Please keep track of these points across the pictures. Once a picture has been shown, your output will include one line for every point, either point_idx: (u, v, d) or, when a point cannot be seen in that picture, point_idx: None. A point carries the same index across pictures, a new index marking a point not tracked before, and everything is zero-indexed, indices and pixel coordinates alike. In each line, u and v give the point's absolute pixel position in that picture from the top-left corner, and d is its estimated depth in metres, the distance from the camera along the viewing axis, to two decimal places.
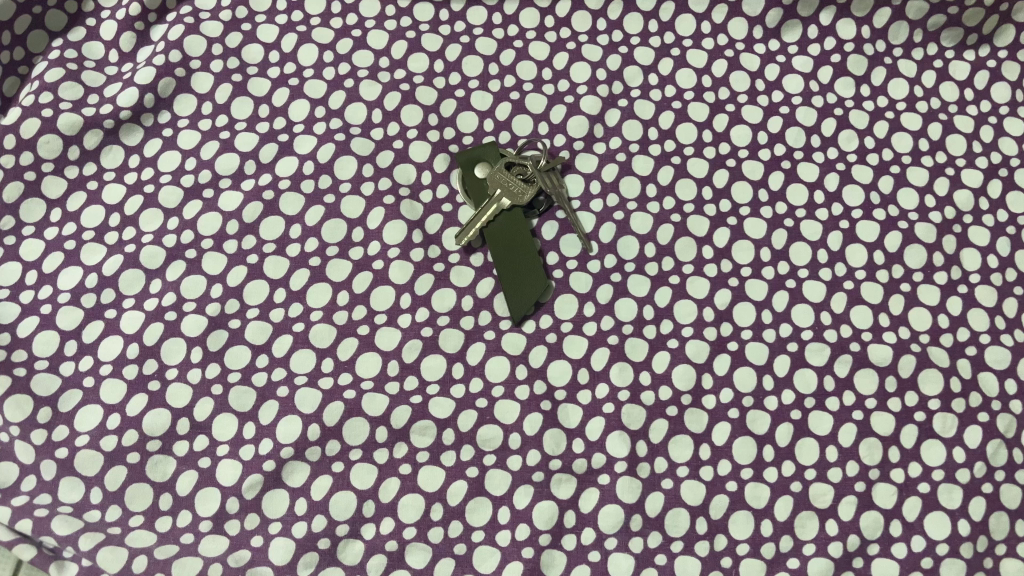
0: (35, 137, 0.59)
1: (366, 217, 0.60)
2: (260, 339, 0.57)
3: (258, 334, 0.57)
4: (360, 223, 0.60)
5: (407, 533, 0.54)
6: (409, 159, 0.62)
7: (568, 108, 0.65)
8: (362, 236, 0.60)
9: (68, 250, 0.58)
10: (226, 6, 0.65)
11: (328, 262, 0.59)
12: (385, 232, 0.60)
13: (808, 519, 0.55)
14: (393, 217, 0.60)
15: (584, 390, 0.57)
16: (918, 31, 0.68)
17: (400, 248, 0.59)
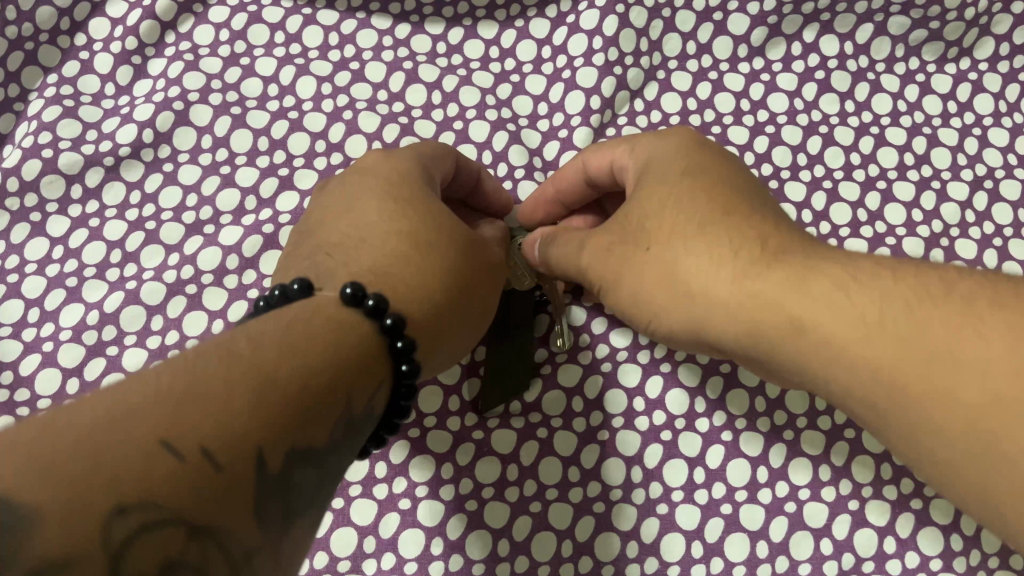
0: (37, 178, 0.65)
1: None
2: None
3: None
4: None
5: (408, 568, 0.55)
6: None
7: (562, 143, 0.69)
8: None
9: (69, 286, 0.63)
10: (225, 41, 0.70)
11: None
12: None
13: (803, 538, 0.58)
14: None
15: (579, 418, 0.58)
16: (901, 46, 0.72)
17: None
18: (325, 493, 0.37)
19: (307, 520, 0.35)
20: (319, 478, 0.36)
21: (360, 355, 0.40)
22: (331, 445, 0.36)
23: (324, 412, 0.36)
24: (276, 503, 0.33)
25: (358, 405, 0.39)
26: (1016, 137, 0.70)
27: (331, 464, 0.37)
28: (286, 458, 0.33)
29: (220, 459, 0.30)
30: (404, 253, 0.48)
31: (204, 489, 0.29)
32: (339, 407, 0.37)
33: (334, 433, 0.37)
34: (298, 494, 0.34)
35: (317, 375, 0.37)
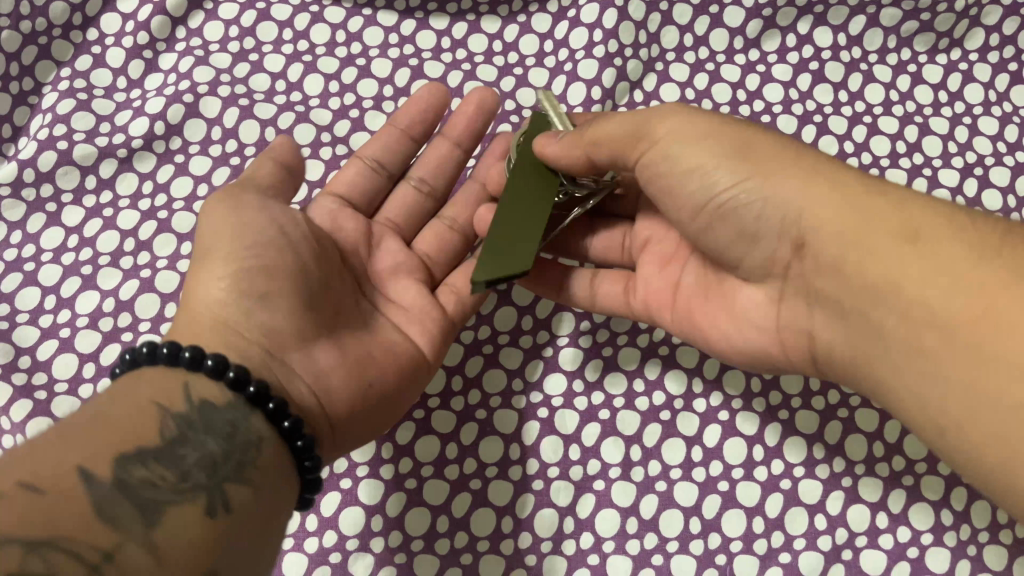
0: (53, 169, 0.67)
1: None
2: None
3: None
4: None
5: (414, 545, 0.58)
6: None
7: None
8: None
9: (84, 274, 0.65)
10: (235, 38, 0.73)
11: None
12: None
13: (798, 514, 0.59)
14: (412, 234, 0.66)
15: (580, 397, 0.61)
16: (892, 38, 0.74)
17: None
18: (201, 477, 0.42)
19: (188, 502, 0.40)
20: (181, 469, 0.41)
21: (182, 382, 0.45)
22: (177, 442, 0.42)
23: (148, 422, 0.42)
24: (123, 500, 0.38)
25: (193, 407, 0.44)
26: (1005, 126, 0.72)
27: (190, 455, 0.42)
28: (115, 466, 0.40)
29: (40, 488, 0.37)
30: (237, 300, 0.50)
31: (31, 509, 0.36)
32: (166, 411, 0.43)
33: (173, 431, 0.43)
34: (158, 488, 0.40)
35: (119, 410, 0.43)
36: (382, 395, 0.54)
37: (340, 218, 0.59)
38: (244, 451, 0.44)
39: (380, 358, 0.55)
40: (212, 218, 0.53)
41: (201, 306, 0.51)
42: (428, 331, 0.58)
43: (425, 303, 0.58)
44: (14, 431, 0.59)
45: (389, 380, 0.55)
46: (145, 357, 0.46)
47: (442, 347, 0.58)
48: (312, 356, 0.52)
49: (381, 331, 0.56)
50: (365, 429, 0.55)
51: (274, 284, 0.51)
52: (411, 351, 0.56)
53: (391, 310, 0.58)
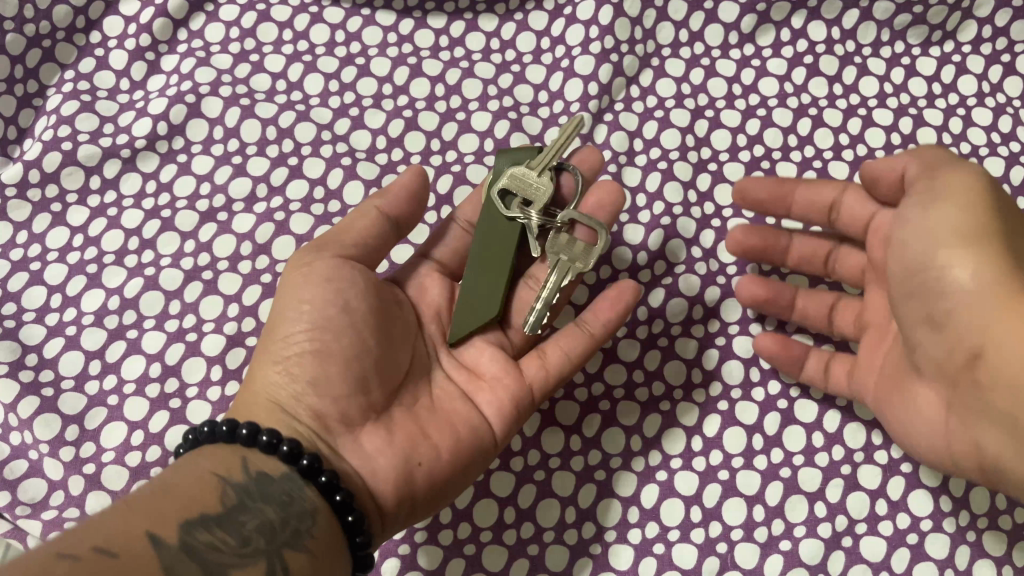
0: (57, 170, 0.68)
1: None
2: None
3: None
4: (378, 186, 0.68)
5: (418, 537, 0.58)
6: None
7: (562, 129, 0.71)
8: None
9: (90, 273, 0.65)
10: (235, 39, 0.74)
11: None
12: None
13: (798, 502, 0.60)
14: None
15: (580, 388, 0.63)
16: (886, 31, 0.75)
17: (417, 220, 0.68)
18: (261, 542, 0.42)
19: (249, 566, 0.41)
20: (241, 535, 0.42)
21: (238, 456, 0.46)
22: (236, 508, 0.43)
23: (208, 490, 0.43)
24: (192, 562, 0.40)
25: (249, 478, 0.45)
26: (998, 116, 0.73)
27: (250, 522, 0.43)
28: (182, 530, 0.41)
29: (114, 550, 0.38)
30: (288, 381, 0.50)
31: (104, 567, 0.37)
32: (225, 481, 0.44)
33: (233, 498, 0.43)
34: (219, 552, 0.41)
35: (184, 481, 0.43)
36: (438, 477, 0.52)
37: (427, 284, 0.59)
38: (300, 519, 0.44)
39: (436, 438, 0.52)
40: (288, 282, 0.53)
41: (260, 384, 0.51)
42: (498, 403, 0.55)
43: (502, 372, 0.55)
44: (21, 428, 0.60)
45: (445, 460, 0.52)
46: (206, 435, 0.47)
47: (511, 423, 0.55)
48: (361, 439, 0.50)
49: (447, 407, 0.54)
50: (416, 511, 0.52)
51: (326, 366, 0.50)
52: (478, 425, 0.54)
53: (469, 380, 0.56)
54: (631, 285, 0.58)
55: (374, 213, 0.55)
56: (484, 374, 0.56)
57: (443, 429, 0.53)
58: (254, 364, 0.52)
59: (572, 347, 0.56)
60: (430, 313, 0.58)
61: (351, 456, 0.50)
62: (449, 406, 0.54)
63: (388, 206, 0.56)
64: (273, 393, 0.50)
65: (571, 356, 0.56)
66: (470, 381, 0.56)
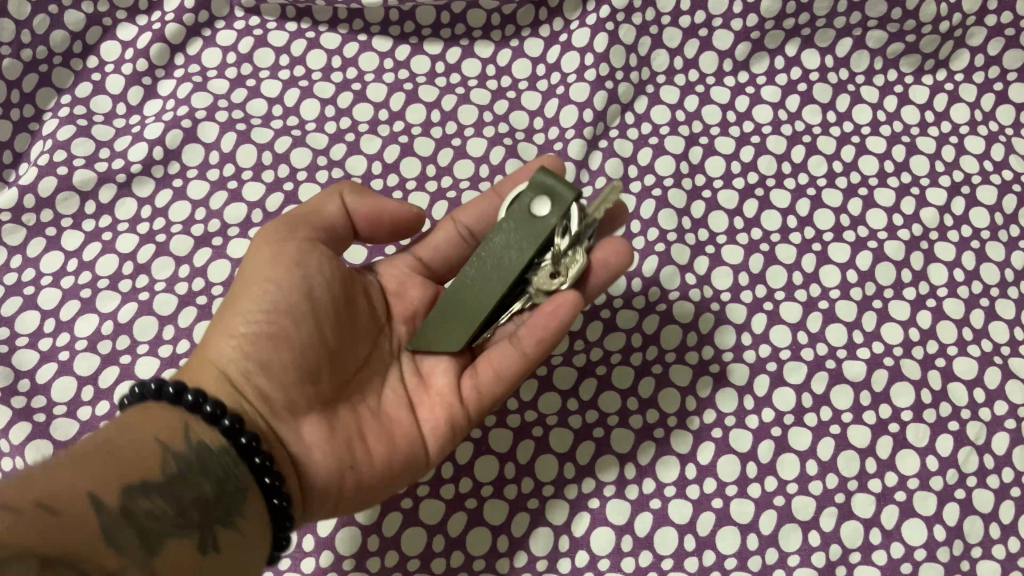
0: (53, 195, 0.68)
1: None
2: None
3: None
4: None
5: (410, 565, 0.58)
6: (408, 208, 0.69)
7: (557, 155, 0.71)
8: None
9: (84, 297, 0.65)
10: (232, 64, 0.74)
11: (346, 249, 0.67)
12: None
13: (791, 531, 0.59)
14: None
15: (574, 416, 0.62)
16: (879, 59, 0.76)
17: None
18: (197, 516, 0.41)
19: (186, 538, 0.40)
20: (180, 505, 0.40)
21: (179, 422, 0.45)
22: (176, 477, 0.41)
23: (150, 459, 0.41)
24: (132, 528, 0.37)
25: (190, 447, 0.43)
26: (991, 144, 0.74)
27: (191, 494, 0.41)
28: (123, 494, 0.38)
29: (54, 505, 0.35)
30: (239, 355, 0.49)
31: (51, 523, 0.34)
32: (166, 449, 0.42)
33: (173, 467, 0.42)
34: (157, 522, 0.39)
35: (122, 444, 0.41)
36: (365, 483, 0.51)
37: (407, 287, 0.60)
38: (234, 496, 0.43)
39: (372, 445, 0.52)
40: (259, 249, 0.53)
41: (213, 345, 0.50)
42: (438, 425, 0.53)
43: (446, 392, 0.54)
44: (13, 453, 0.59)
45: (375, 468, 0.51)
46: (153, 393, 0.46)
47: (450, 445, 0.54)
48: (298, 431, 0.50)
49: (391, 414, 0.54)
50: (336, 510, 0.52)
51: (280, 353, 0.49)
52: (416, 438, 0.53)
53: (419, 390, 0.55)
54: (571, 295, 0.51)
55: (337, 203, 0.56)
56: (432, 388, 0.55)
57: (382, 438, 0.52)
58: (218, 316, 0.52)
59: (503, 365, 0.53)
60: (402, 315, 0.59)
61: (288, 440, 0.49)
62: (394, 414, 0.54)
63: (352, 201, 0.56)
64: (223, 359, 0.49)
65: (502, 374, 0.53)
66: (421, 392, 0.55)
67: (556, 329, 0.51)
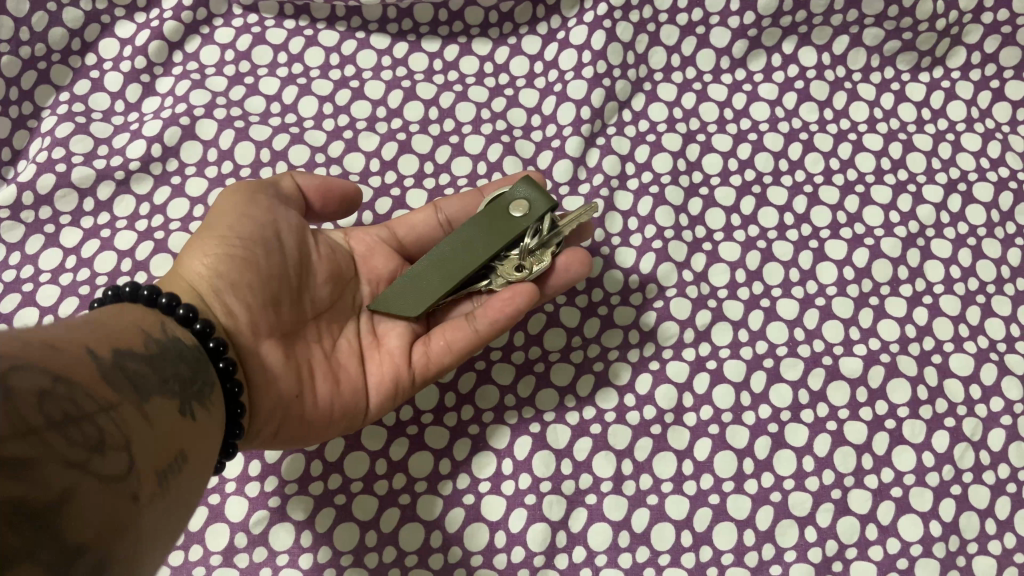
0: (52, 192, 0.68)
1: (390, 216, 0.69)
2: None
3: None
4: (369, 207, 0.69)
5: (408, 560, 0.58)
6: (406, 206, 0.69)
7: (554, 152, 0.72)
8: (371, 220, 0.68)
9: (81, 296, 0.65)
10: (231, 62, 0.75)
11: None
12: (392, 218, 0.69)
13: (788, 527, 0.60)
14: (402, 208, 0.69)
15: (572, 412, 0.63)
16: (876, 57, 0.76)
17: None
18: (177, 386, 0.40)
19: (170, 399, 0.39)
20: (164, 373, 0.40)
21: (156, 317, 0.44)
22: (158, 351, 0.41)
23: (132, 333, 0.41)
24: (123, 377, 0.37)
25: (167, 335, 0.43)
26: (988, 142, 0.74)
27: (172, 368, 0.41)
28: (112, 352, 0.38)
29: (53, 345, 0.34)
30: (209, 273, 0.50)
31: (52, 354, 0.33)
32: (147, 332, 0.42)
33: (154, 344, 0.41)
34: (146, 380, 0.38)
35: (105, 322, 0.41)
36: (308, 419, 0.52)
37: (373, 255, 0.61)
38: (206, 385, 0.43)
39: (320, 385, 0.53)
40: (228, 197, 0.54)
41: (182, 264, 0.50)
42: (387, 377, 0.55)
43: (398, 351, 0.56)
44: None
45: (322, 406, 0.52)
46: (128, 296, 0.46)
47: (393, 403, 0.56)
48: (259, 355, 0.50)
49: (343, 361, 0.55)
50: (274, 442, 0.52)
51: (250, 278, 0.50)
52: (363, 387, 0.54)
53: (371, 341, 0.57)
54: (527, 286, 0.54)
55: (292, 182, 0.57)
56: (381, 344, 0.56)
57: (329, 377, 0.53)
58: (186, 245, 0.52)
59: (458, 340, 0.54)
60: (367, 277, 0.60)
61: (246, 359, 0.50)
62: (341, 360, 0.55)
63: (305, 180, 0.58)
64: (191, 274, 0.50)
65: (454, 349, 0.54)
66: (371, 345, 0.57)
67: (509, 315, 0.53)
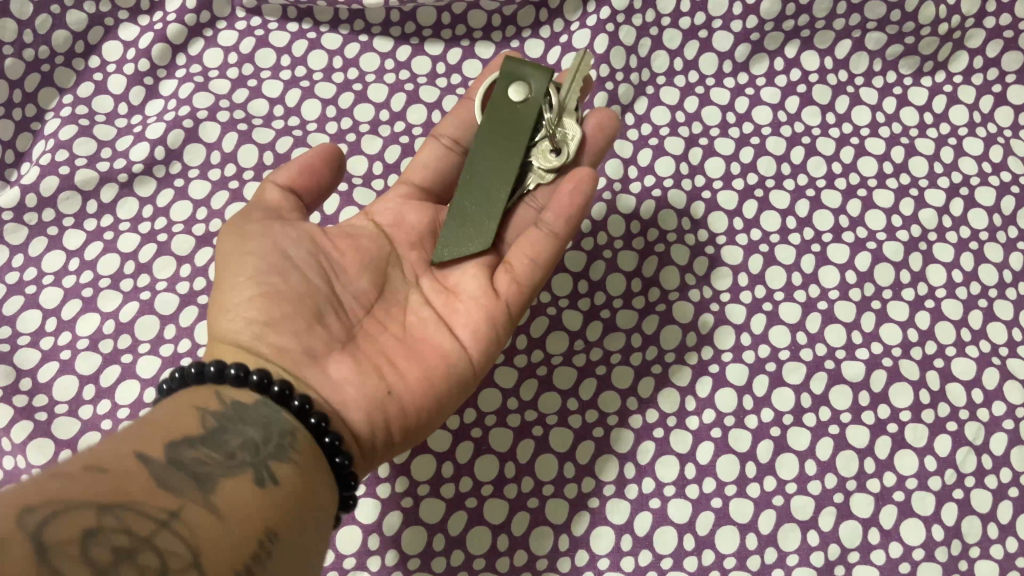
0: (55, 194, 0.68)
1: None
2: None
3: None
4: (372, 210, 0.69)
5: (411, 564, 0.58)
6: None
7: None
8: None
9: (85, 296, 0.65)
10: (234, 64, 0.75)
11: None
12: None
13: (790, 531, 0.60)
14: None
15: (574, 416, 0.63)
16: (878, 61, 0.76)
17: None
18: (246, 456, 0.41)
19: (242, 472, 0.39)
20: (227, 451, 0.40)
21: (212, 392, 0.45)
22: (217, 430, 0.42)
23: (188, 423, 0.42)
24: (183, 474, 0.37)
25: (226, 408, 0.44)
26: (989, 146, 0.74)
27: (234, 440, 0.41)
28: (169, 449, 0.38)
29: (104, 466, 0.35)
30: (244, 324, 0.49)
31: (101, 479, 0.34)
32: (203, 412, 0.43)
33: (213, 424, 0.42)
34: (211, 465, 0.39)
35: (161, 416, 0.42)
36: (408, 403, 0.51)
37: (403, 215, 0.59)
38: (281, 437, 0.44)
39: (404, 367, 0.52)
40: (225, 244, 0.53)
41: (218, 331, 0.51)
42: (473, 327, 0.54)
43: (476, 295, 0.55)
44: (15, 452, 0.59)
45: (415, 386, 0.51)
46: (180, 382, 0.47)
47: (488, 349, 0.54)
48: (326, 370, 0.50)
49: (423, 335, 0.54)
50: (393, 443, 0.52)
51: (280, 307, 0.50)
52: (452, 350, 0.53)
53: (445, 300, 0.56)
54: (586, 173, 0.56)
55: (274, 188, 0.56)
56: (458, 294, 0.55)
57: (411, 357, 0.52)
58: (212, 318, 0.52)
59: (541, 252, 0.55)
60: (408, 238, 0.58)
61: (317, 385, 0.49)
62: (421, 336, 0.54)
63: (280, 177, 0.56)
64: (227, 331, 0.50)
65: (539, 261, 0.55)
66: (444, 305, 0.55)
67: (579, 205, 0.56)
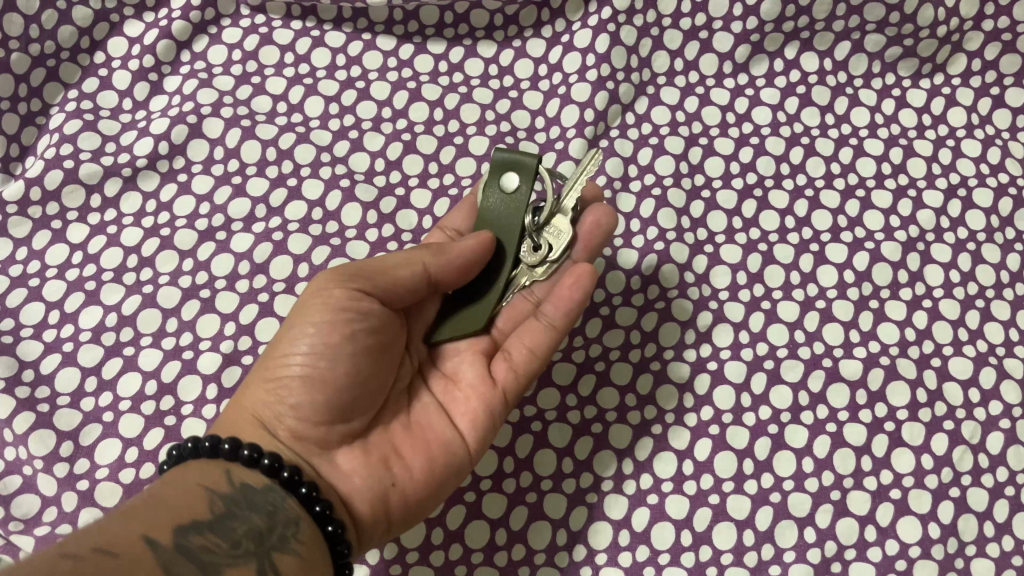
0: (59, 188, 0.69)
1: (394, 215, 0.69)
2: (270, 335, 0.64)
3: (287, 306, 0.65)
4: (373, 207, 0.69)
5: (410, 557, 0.59)
6: (410, 205, 0.70)
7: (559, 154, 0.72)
8: (376, 219, 0.69)
9: (88, 290, 0.66)
10: (238, 61, 0.75)
11: (347, 243, 0.68)
12: (397, 217, 0.69)
13: (787, 528, 0.60)
14: (405, 207, 0.70)
15: (573, 411, 0.63)
16: (877, 63, 0.76)
17: (412, 233, 0.69)
18: (251, 545, 0.43)
19: (244, 565, 0.42)
20: (231, 538, 0.42)
21: (222, 470, 0.47)
22: (225, 515, 0.43)
23: (197, 501, 0.44)
24: (188, 561, 0.40)
25: (235, 489, 0.46)
26: (988, 147, 0.74)
27: (240, 526, 0.43)
28: (177, 533, 0.41)
29: (114, 549, 0.38)
30: (278, 406, 0.50)
31: (109, 565, 0.37)
32: (214, 491, 0.45)
33: (221, 507, 0.44)
34: (215, 554, 0.41)
35: (174, 491, 0.44)
36: (410, 496, 0.53)
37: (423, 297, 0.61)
38: (286, 526, 0.45)
39: (410, 458, 0.53)
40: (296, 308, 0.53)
41: (246, 401, 0.52)
42: (473, 415, 0.56)
43: (477, 383, 0.56)
44: (16, 443, 0.60)
45: (417, 477, 0.53)
46: (190, 451, 0.48)
47: (488, 434, 0.56)
48: (335, 460, 0.52)
49: (426, 424, 0.56)
50: (389, 532, 0.53)
51: (317, 394, 0.50)
52: (452, 439, 0.55)
53: (449, 390, 0.57)
54: (587, 270, 0.58)
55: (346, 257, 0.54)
56: (458, 383, 0.57)
57: (417, 447, 0.54)
58: (247, 381, 0.53)
59: (538, 345, 0.57)
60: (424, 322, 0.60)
61: (328, 475, 0.51)
62: (425, 422, 0.56)
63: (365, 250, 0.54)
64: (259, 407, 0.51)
65: (537, 353, 0.57)
66: (447, 393, 0.57)
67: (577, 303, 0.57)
